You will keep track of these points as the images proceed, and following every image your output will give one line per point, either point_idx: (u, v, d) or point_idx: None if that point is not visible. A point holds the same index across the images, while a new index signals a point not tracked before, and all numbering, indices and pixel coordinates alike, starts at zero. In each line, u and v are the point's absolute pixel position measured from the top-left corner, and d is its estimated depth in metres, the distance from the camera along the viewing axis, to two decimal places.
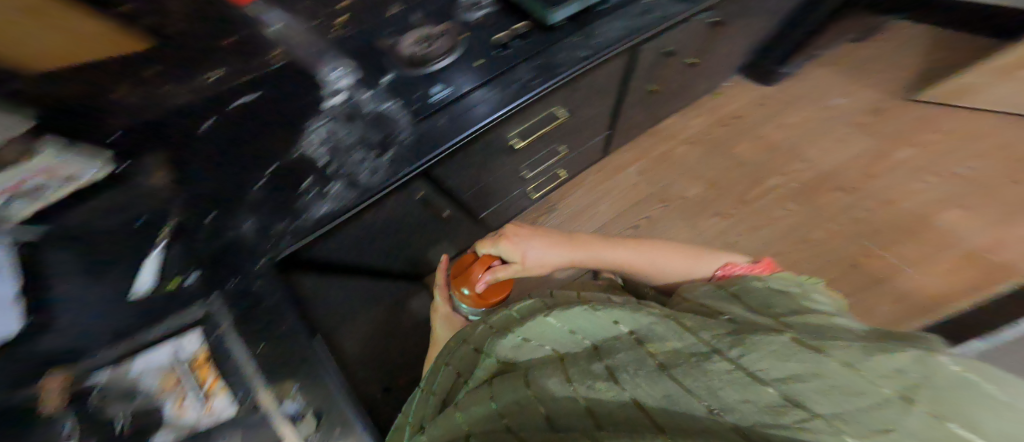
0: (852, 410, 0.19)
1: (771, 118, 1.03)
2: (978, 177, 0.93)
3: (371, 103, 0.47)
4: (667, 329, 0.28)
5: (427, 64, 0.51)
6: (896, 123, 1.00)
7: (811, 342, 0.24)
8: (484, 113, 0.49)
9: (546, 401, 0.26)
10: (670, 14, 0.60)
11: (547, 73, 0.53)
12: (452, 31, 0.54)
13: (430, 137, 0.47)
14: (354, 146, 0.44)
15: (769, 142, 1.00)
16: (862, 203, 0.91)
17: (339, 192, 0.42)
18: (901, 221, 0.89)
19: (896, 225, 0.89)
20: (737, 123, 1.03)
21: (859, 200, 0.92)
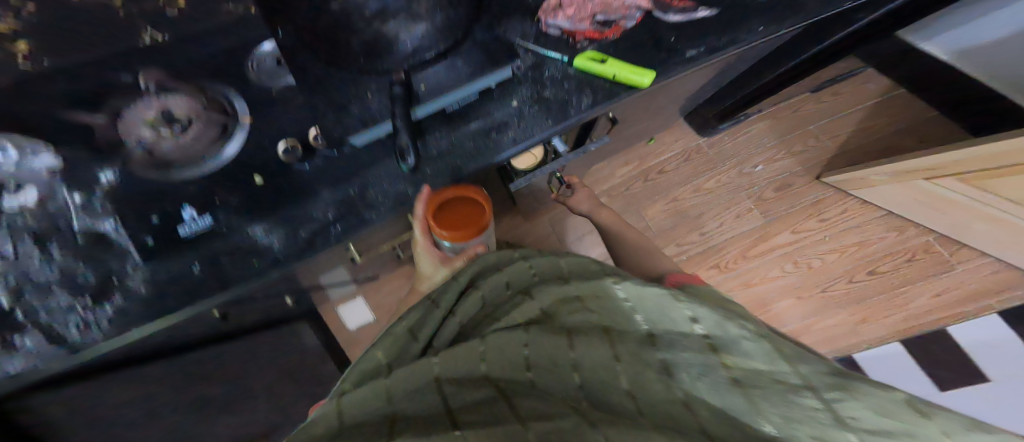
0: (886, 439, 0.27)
1: (691, 177, 1.09)
2: (823, 270, 1.02)
3: (81, 235, 0.37)
4: (754, 347, 0.35)
5: (170, 172, 0.39)
6: (789, 204, 1.07)
7: (917, 404, 0.30)
8: (248, 271, 0.38)
9: (585, 367, 0.35)
10: (525, 138, 0.45)
11: (353, 213, 0.41)
12: (209, 122, 0.40)
13: (173, 294, 0.37)
14: (56, 291, 0.36)
15: (679, 208, 1.07)
16: (726, 283, 1.02)
17: (38, 348, 0.35)
18: (751, 302, 1.01)
19: (746, 303, 1.01)
20: (659, 178, 1.09)
21: (727, 278, 1.02)
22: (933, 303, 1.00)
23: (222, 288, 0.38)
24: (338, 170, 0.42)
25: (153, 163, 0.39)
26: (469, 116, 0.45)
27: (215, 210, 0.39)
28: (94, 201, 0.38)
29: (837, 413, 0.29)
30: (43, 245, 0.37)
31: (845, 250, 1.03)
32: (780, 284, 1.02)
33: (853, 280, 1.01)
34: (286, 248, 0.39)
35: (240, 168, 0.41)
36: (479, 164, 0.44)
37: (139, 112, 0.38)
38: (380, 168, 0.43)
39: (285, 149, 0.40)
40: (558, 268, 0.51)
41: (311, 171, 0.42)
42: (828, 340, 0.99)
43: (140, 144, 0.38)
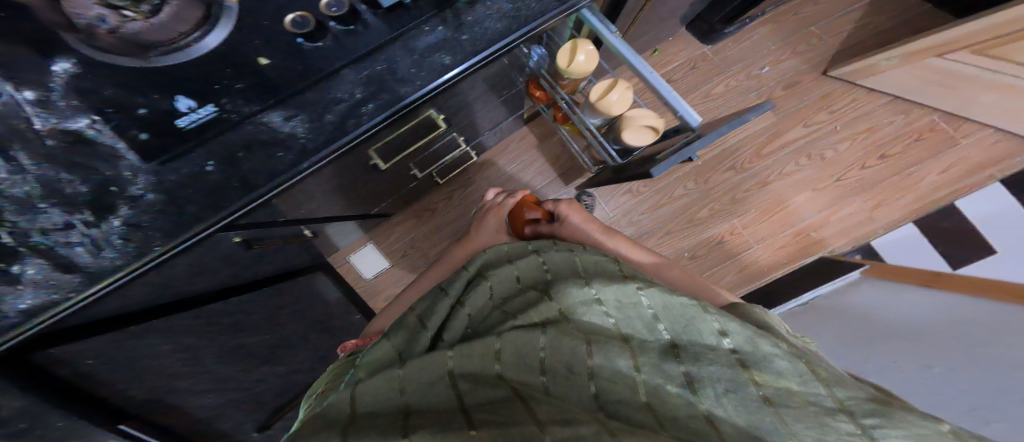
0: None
1: (698, 86, 1.05)
2: (837, 160, 1.01)
3: (49, 140, 0.32)
4: (793, 368, 0.30)
5: (149, 57, 0.33)
6: (797, 102, 1.04)
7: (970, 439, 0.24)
8: (275, 164, 0.36)
9: (603, 382, 0.30)
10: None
11: (385, 92, 0.37)
12: (190, 1, 0.32)
13: (193, 200, 0.35)
14: (45, 206, 0.32)
15: None
16: (743, 184, 1.01)
17: (47, 273, 0.31)
18: (768, 200, 1.01)
19: (761, 203, 1.01)
20: None
21: (743, 179, 1.01)
22: (941, 176, 0.99)
23: (247, 186, 0.36)
24: (358, 46, 0.37)
25: (112, 45, 0.31)
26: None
27: (219, 97, 0.35)
28: (50, 97, 0.32)
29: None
30: (5, 156, 0.31)
31: (857, 139, 1.02)
32: (797, 181, 1.01)
33: (865, 166, 1.01)
34: (312, 135, 0.36)
35: (236, 51, 0.35)
36: (519, 25, 0.39)
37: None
38: (401, 43, 0.38)
39: (295, 22, 0.35)
40: (575, 266, 0.42)
41: (332, 44, 0.37)
42: (841, 231, 0.99)
43: (102, 23, 0.29)
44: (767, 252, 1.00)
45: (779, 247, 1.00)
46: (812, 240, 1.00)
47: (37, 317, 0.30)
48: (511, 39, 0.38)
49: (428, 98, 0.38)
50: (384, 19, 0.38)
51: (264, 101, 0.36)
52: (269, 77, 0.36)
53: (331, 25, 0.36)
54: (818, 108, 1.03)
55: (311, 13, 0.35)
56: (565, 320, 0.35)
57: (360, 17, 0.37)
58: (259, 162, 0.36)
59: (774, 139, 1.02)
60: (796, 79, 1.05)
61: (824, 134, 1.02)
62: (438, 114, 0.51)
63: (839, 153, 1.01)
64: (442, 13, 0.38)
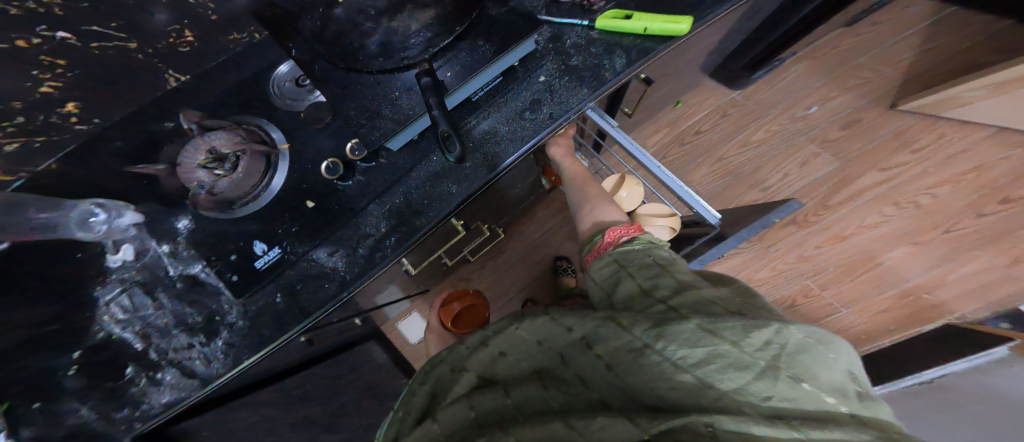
0: (721, 377, 0.25)
1: (734, 133, 0.95)
2: (938, 207, 0.87)
3: (179, 281, 0.41)
4: (611, 328, 0.31)
5: (231, 209, 0.42)
6: (863, 142, 0.91)
7: (709, 326, 0.27)
8: (322, 295, 0.42)
9: (524, 407, 0.30)
10: (564, 111, 0.41)
11: (403, 224, 0.43)
12: (252, 154, 0.42)
13: (266, 323, 0.41)
14: (176, 331, 0.40)
15: (731, 165, 0.94)
16: (813, 239, 0.89)
17: (178, 379, 0.40)
18: (851, 255, 0.88)
19: (840, 259, 0.88)
20: (695, 140, 0.96)
21: (811, 233, 0.89)
22: None
23: (304, 314, 0.41)
24: (380, 182, 0.43)
25: (210, 202, 0.42)
26: (496, 101, 0.43)
27: (280, 240, 0.42)
28: (178, 249, 0.41)
29: (676, 367, 0.27)
30: (151, 294, 0.40)
31: (957, 181, 0.88)
32: (889, 235, 0.88)
33: (984, 214, 0.86)
34: (348, 267, 0.42)
35: (290, 195, 0.43)
36: (519, 146, 0.42)
37: (193, 156, 0.42)
38: (414, 175, 0.44)
39: (328, 166, 0.42)
40: (480, 332, 0.41)
41: (362, 180, 0.43)
42: (970, 292, 0.84)
43: (203, 187, 0.42)
44: (859, 318, 0.87)
45: (875, 312, 0.86)
46: (927, 305, 0.85)
47: (174, 408, 0.39)
48: (509, 162, 0.42)
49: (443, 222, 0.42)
50: (399, 155, 0.43)
51: (306, 238, 0.42)
52: (316, 221, 0.43)
53: (356, 163, 0.43)
54: (894, 147, 0.90)
55: (339, 158, 0.43)
56: (491, 381, 0.34)
57: (378, 154, 0.43)
58: (304, 292, 0.42)
59: (844, 185, 0.90)
60: (858, 116, 0.93)
61: (908, 176, 0.89)
62: (456, 219, 0.57)
63: (933, 198, 0.87)
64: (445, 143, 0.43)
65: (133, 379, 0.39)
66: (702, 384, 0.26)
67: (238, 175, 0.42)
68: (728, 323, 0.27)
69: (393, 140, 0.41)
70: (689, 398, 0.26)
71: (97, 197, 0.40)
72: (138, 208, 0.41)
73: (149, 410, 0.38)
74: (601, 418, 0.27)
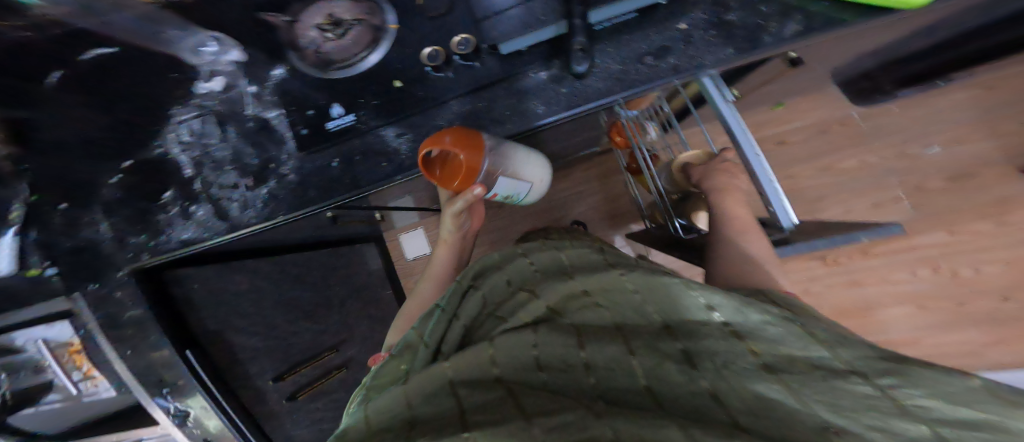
0: (970, 435, 0.18)
1: (821, 155, 0.87)
2: (976, 281, 0.84)
3: (252, 123, 0.42)
4: (786, 333, 0.26)
5: (327, 70, 0.41)
6: (967, 198, 0.81)
7: (997, 392, 0.20)
8: (377, 174, 0.41)
9: (602, 371, 0.27)
10: (692, 67, 0.38)
11: (478, 129, 0.41)
12: (369, 27, 0.41)
13: (314, 186, 0.42)
14: (229, 167, 0.43)
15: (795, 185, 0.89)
16: (827, 278, 0.91)
17: (207, 217, 0.43)
18: (854, 302, 0.91)
19: (844, 302, 0.92)
20: (777, 150, 0.89)
21: (832, 274, 0.90)
22: None
23: (352, 186, 0.41)
24: (470, 81, 0.41)
25: (309, 57, 0.41)
26: (624, 36, 0.39)
27: (359, 108, 0.40)
28: (264, 95, 0.42)
29: (895, 401, 0.20)
30: (222, 127, 0.43)
31: None
32: (905, 296, 0.89)
33: (1010, 299, 0.83)
34: (413, 155, 0.41)
35: (381, 75, 0.41)
36: (629, 88, 0.39)
37: (313, 16, 0.42)
38: (506, 84, 0.41)
39: (430, 53, 0.40)
40: (560, 263, 0.39)
41: (458, 77, 0.40)
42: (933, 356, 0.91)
43: (313, 44, 0.42)
44: None
45: None
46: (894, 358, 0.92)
47: (188, 248, 0.44)
48: (613, 99, 0.39)
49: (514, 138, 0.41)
50: (500, 61, 0.40)
51: (381, 115, 0.40)
52: (402, 102, 0.40)
53: (455, 59, 0.40)
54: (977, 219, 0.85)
55: (442, 48, 0.40)
56: (561, 316, 0.33)
57: (479, 55, 0.40)
58: (362, 169, 0.41)
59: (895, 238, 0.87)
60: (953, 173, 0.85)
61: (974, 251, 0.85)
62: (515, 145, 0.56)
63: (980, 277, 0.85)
64: (553, 61, 0.40)
65: (171, 203, 0.44)
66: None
67: (344, 39, 0.41)
68: (920, 371, 0.22)
69: (505, 45, 0.38)
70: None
71: (210, 31, 0.42)
72: (244, 49, 0.42)
73: (169, 243, 0.44)
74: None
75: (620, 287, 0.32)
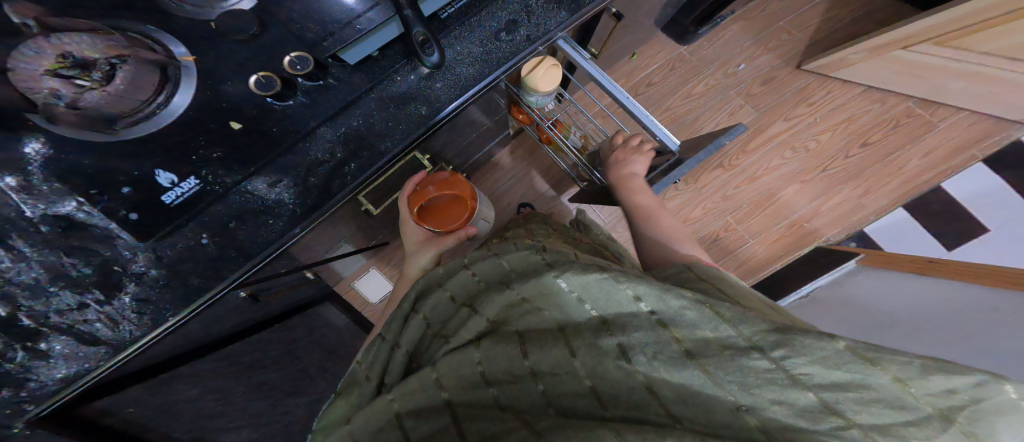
0: (852, 402, 0.22)
1: (679, 86, 1.01)
2: (821, 151, 1.02)
3: (43, 225, 0.33)
4: (702, 315, 0.27)
5: (114, 130, 0.33)
6: (777, 96, 1.02)
7: (864, 352, 0.24)
8: (267, 231, 0.38)
9: (547, 374, 0.28)
10: (542, 34, 0.40)
11: (365, 149, 0.39)
12: (141, 62, 0.32)
13: (192, 270, 0.37)
14: (56, 288, 0.34)
15: (673, 116, 1.01)
16: (732, 183, 1.01)
17: (73, 348, 0.35)
18: (757, 196, 1.01)
19: (752, 199, 1.01)
20: (646, 92, 1.01)
21: (733, 176, 1.02)
22: (919, 162, 1.00)
23: (246, 254, 0.38)
24: (330, 102, 0.39)
25: (67, 118, 0.31)
26: (468, 19, 0.40)
27: (198, 170, 0.36)
28: (34, 181, 0.32)
29: (787, 372, 0.24)
30: (3, 243, 0.32)
31: (849, 129, 1.02)
32: (793, 177, 1.01)
33: (850, 155, 1.01)
34: (300, 198, 0.38)
35: (209, 115, 0.35)
36: (492, 65, 0.40)
37: (35, 61, 0.29)
38: (377, 93, 0.40)
39: (259, 82, 0.35)
40: (504, 271, 0.36)
41: (307, 101, 0.38)
42: (834, 220, 1.00)
43: (60, 98, 0.30)
44: (762, 246, 1.01)
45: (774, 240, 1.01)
46: (806, 231, 1.00)
47: (78, 382, 0.35)
48: (485, 82, 0.40)
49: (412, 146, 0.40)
50: (354, 72, 0.39)
51: (229, 167, 0.37)
52: (253, 148, 0.37)
53: (299, 82, 0.37)
54: (807, 99, 1.02)
55: (273, 72, 0.35)
56: (502, 324, 0.32)
57: (329, 71, 0.38)
58: (246, 226, 0.38)
59: (758, 134, 1.02)
60: (777, 71, 1.03)
61: (814, 124, 1.02)
62: (423, 153, 0.55)
63: (831, 142, 1.02)
64: (411, 62, 0.40)
65: (4, 352, 0.33)
66: (826, 409, 0.22)
67: (113, 88, 0.31)
68: (889, 354, 0.23)
69: (345, 54, 0.36)
70: (792, 414, 0.23)
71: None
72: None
73: (45, 386, 0.34)
74: (677, 436, 0.22)
75: (561, 298, 0.30)
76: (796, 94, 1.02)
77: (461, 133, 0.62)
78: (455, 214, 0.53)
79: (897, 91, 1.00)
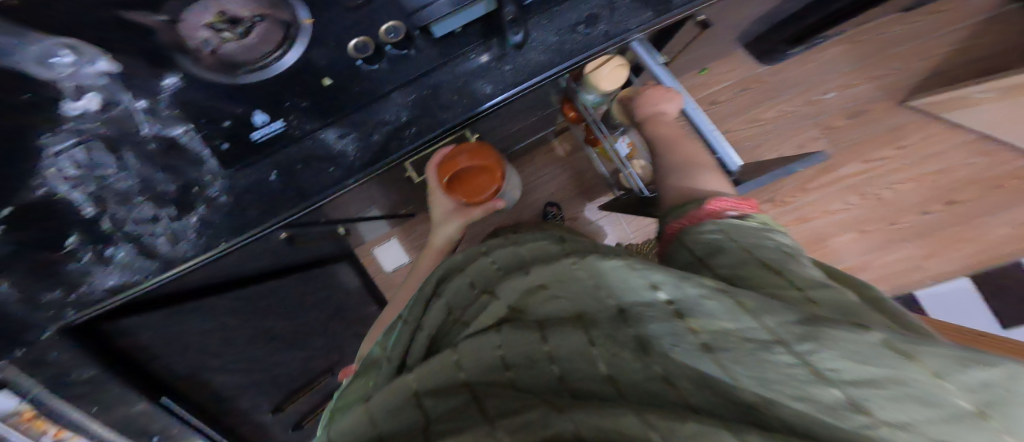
0: (884, 400, 0.19)
1: (747, 109, 0.96)
2: (895, 201, 0.95)
3: (154, 143, 0.37)
4: (723, 305, 0.25)
5: (235, 76, 0.35)
6: (856, 134, 0.95)
7: (897, 345, 0.21)
8: (325, 179, 0.41)
9: (565, 361, 0.27)
10: (621, 31, 0.40)
11: (427, 117, 0.41)
12: (274, 22, 0.33)
13: (254, 203, 0.40)
14: (140, 200, 0.38)
15: (733, 139, 0.97)
16: (780, 218, 0.97)
17: (132, 257, 0.39)
18: (804, 236, 0.97)
19: (799, 238, 0.97)
20: (710, 110, 0.96)
21: (781, 213, 0.97)
22: (1003, 233, 0.96)
23: (302, 198, 0.40)
24: (408, 69, 0.40)
25: (202, 63, 0.33)
26: (551, 7, 0.40)
27: (286, 113, 0.39)
28: (161, 107, 0.36)
29: (811, 368, 0.21)
30: (115, 153, 0.37)
31: (925, 184, 0.95)
32: (851, 225, 0.97)
33: (926, 211, 0.95)
34: (360, 154, 0.41)
35: (305, 74, 0.37)
36: (565, 57, 0.41)
37: (197, 15, 0.30)
38: (450, 68, 0.41)
39: (358, 45, 0.36)
40: (520, 257, 0.39)
41: (387, 64, 0.39)
42: (882, 276, 0.98)
43: (206, 46, 0.32)
44: None
45: None
46: None
47: (119, 294, 0.39)
48: (549, 73, 0.41)
49: (467, 123, 0.41)
50: (435, 44, 0.40)
51: (309, 115, 0.40)
52: (336, 99, 0.40)
53: (387, 49, 0.38)
54: (885, 144, 0.94)
55: (372, 38, 0.37)
56: (521, 312, 0.32)
57: (413, 42, 0.39)
58: (309, 173, 0.40)
59: (823, 173, 0.95)
60: (860, 109, 0.95)
61: (886, 173, 0.95)
62: (473, 133, 0.56)
63: (900, 196, 0.95)
64: (485, 41, 0.41)
65: (78, 252, 0.38)
66: (853, 407, 0.19)
67: (240, 39, 0.33)
68: (924, 348, 0.21)
69: (435, 27, 0.37)
70: (817, 410, 0.20)
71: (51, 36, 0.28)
72: (114, 58, 0.31)
73: (99, 288, 0.39)
74: (694, 423, 0.21)
75: (575, 282, 0.31)
76: (873, 138, 0.95)
77: (515, 120, 0.63)
78: (485, 185, 0.53)
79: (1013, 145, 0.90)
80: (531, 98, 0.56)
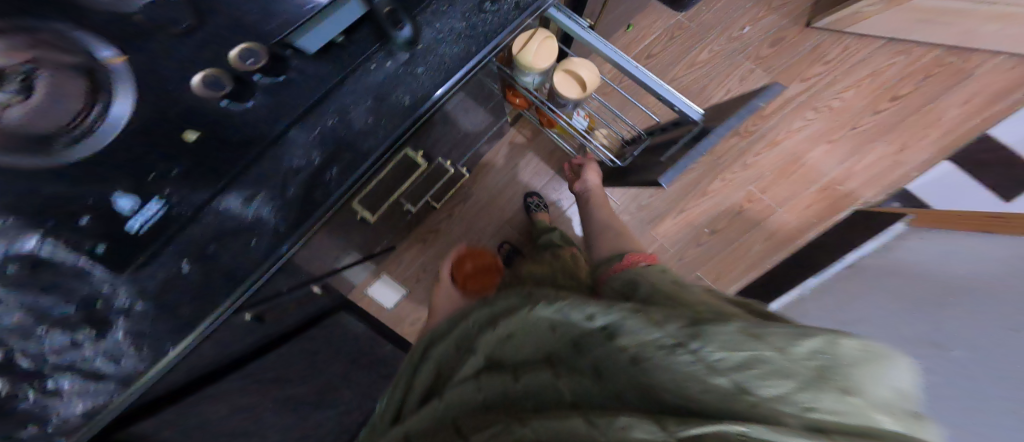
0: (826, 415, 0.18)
1: (682, 56, 0.97)
2: (847, 108, 0.96)
3: (11, 265, 0.26)
4: (640, 322, 0.24)
5: (57, 152, 0.27)
6: (788, 57, 0.97)
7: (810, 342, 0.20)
8: (250, 253, 0.32)
9: (535, 397, 0.25)
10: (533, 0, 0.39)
11: (347, 149, 0.34)
12: (61, 66, 0.26)
13: (183, 300, 0.30)
14: (42, 329, 0.27)
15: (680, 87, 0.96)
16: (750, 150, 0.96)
17: (84, 384, 0.28)
18: (781, 161, 0.96)
19: (776, 164, 0.96)
20: (647, 64, 0.96)
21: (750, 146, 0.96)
22: (960, 110, 0.93)
23: (234, 279, 0.32)
24: (301, 98, 0.34)
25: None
26: None
27: (159, 190, 0.30)
28: None
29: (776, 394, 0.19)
30: None
31: (870, 84, 0.96)
32: (819, 140, 0.96)
33: (879, 110, 0.95)
34: (283, 215, 0.33)
35: (162, 124, 0.30)
36: (483, 42, 0.38)
37: None
38: (356, 86, 0.35)
39: (207, 81, 0.30)
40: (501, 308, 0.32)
41: (265, 100, 0.33)
42: (870, 180, 0.93)
43: None
44: (793, 215, 0.95)
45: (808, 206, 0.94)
46: (841, 194, 0.94)
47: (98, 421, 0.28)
48: (476, 62, 0.37)
49: (401, 142, 0.36)
50: (318, 63, 0.34)
51: (192, 178, 0.31)
52: (228, 157, 0.31)
53: (256, 79, 0.32)
54: (816, 59, 0.97)
55: (221, 71, 0.31)
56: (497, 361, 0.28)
57: (289, 66, 0.33)
58: (232, 243, 0.32)
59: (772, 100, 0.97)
60: (782, 33, 0.97)
61: (830, 84, 0.96)
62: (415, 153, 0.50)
63: (852, 101, 0.96)
64: (387, 45, 0.36)
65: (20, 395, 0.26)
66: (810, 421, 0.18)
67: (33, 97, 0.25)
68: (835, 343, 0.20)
69: (298, 39, 0.32)
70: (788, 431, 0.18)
71: None
72: None
73: (66, 423, 0.27)
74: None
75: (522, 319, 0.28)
76: (806, 56, 0.97)
77: (457, 124, 0.58)
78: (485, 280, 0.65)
79: (922, 39, 0.94)
80: (465, 96, 0.51)
